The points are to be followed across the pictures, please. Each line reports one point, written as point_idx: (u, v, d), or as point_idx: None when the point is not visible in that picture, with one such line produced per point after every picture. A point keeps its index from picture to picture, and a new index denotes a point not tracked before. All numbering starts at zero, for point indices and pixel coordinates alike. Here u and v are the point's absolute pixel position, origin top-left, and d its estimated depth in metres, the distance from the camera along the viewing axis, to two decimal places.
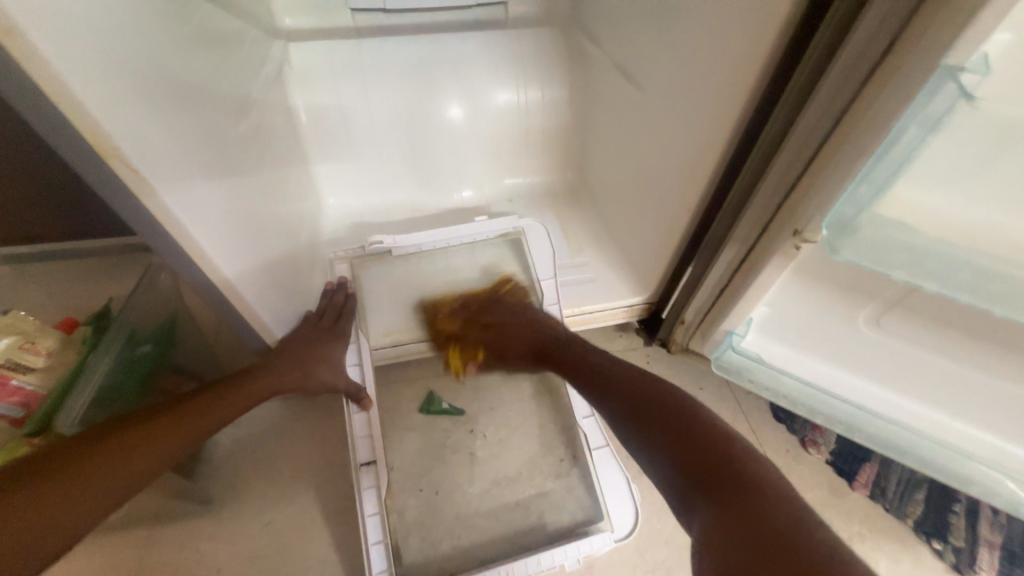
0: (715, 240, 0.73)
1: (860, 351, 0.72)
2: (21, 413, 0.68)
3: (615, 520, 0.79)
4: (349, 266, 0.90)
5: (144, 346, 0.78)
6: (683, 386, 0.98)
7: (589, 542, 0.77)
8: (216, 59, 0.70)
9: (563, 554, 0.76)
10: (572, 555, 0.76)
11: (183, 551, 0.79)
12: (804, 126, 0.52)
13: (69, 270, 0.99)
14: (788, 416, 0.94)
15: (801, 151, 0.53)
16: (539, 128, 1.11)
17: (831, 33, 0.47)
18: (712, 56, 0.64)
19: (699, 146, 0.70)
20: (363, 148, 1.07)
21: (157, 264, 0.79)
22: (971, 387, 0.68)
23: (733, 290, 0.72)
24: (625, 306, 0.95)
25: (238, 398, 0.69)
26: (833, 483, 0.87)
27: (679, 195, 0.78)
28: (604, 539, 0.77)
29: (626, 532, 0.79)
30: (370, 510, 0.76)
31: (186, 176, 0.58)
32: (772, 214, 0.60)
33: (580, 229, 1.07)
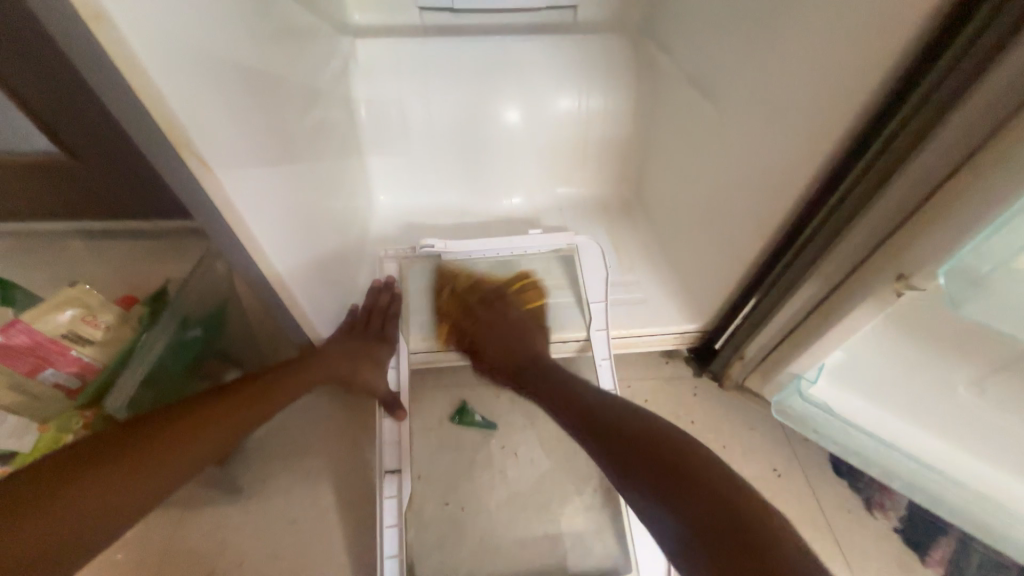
0: (791, 276, 0.67)
1: (954, 415, 0.63)
2: (76, 383, 0.72)
3: None
4: (396, 265, 0.89)
5: (193, 331, 0.78)
6: (733, 425, 0.90)
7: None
8: (287, 51, 0.70)
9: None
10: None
11: (209, 536, 0.80)
12: (918, 165, 0.46)
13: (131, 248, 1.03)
14: (851, 472, 0.85)
15: (913, 191, 0.47)
16: (599, 137, 1.07)
17: (970, 61, 0.40)
18: (812, 73, 0.57)
19: (783, 170, 0.64)
20: (417, 147, 1.06)
21: (214, 254, 0.79)
22: None
23: (808, 331, 0.65)
24: (677, 333, 0.89)
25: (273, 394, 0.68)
26: (901, 555, 0.78)
27: (752, 221, 0.71)
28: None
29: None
30: (388, 521, 0.72)
31: (247, 168, 0.57)
32: (867, 255, 0.54)
33: (633, 247, 1.01)
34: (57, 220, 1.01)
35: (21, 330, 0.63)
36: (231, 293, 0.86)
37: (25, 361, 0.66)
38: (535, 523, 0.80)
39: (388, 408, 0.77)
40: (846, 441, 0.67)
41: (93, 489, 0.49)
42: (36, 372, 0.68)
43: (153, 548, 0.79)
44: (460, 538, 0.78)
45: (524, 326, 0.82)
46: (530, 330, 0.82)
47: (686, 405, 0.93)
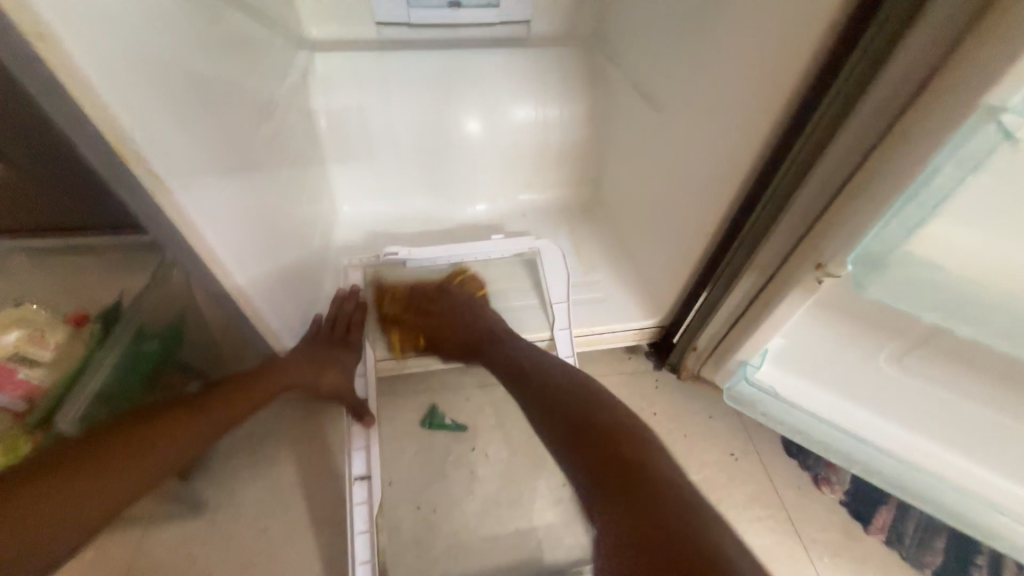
0: (733, 268, 0.72)
1: (881, 390, 0.70)
2: (24, 405, 0.69)
3: None
4: (361, 273, 0.90)
5: (150, 345, 0.77)
6: (692, 414, 0.95)
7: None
8: (241, 64, 0.71)
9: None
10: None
11: (171, 557, 0.78)
12: (829, 162, 0.51)
13: (77, 262, 0.98)
14: (800, 451, 0.91)
15: (826, 185, 0.52)
16: (557, 144, 1.11)
17: (861, 70, 0.46)
18: (738, 82, 0.63)
19: (719, 171, 0.69)
20: (379, 157, 1.08)
21: (169, 262, 0.76)
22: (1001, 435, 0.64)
23: (749, 319, 0.70)
24: (636, 328, 0.93)
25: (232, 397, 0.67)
26: (847, 526, 0.83)
27: (696, 220, 0.76)
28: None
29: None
30: (359, 528, 0.72)
31: (203, 179, 0.58)
32: (794, 245, 0.59)
33: (592, 248, 1.06)
34: (0, 237, 0.97)
35: None
36: (191, 305, 0.84)
37: None
38: (506, 520, 0.82)
39: (356, 413, 0.78)
40: (789, 420, 0.73)
41: (51, 499, 0.49)
42: None
43: (110, 574, 0.76)
44: (433, 540, 0.79)
45: (471, 302, 0.85)
46: (477, 305, 0.85)
47: (648, 397, 0.97)
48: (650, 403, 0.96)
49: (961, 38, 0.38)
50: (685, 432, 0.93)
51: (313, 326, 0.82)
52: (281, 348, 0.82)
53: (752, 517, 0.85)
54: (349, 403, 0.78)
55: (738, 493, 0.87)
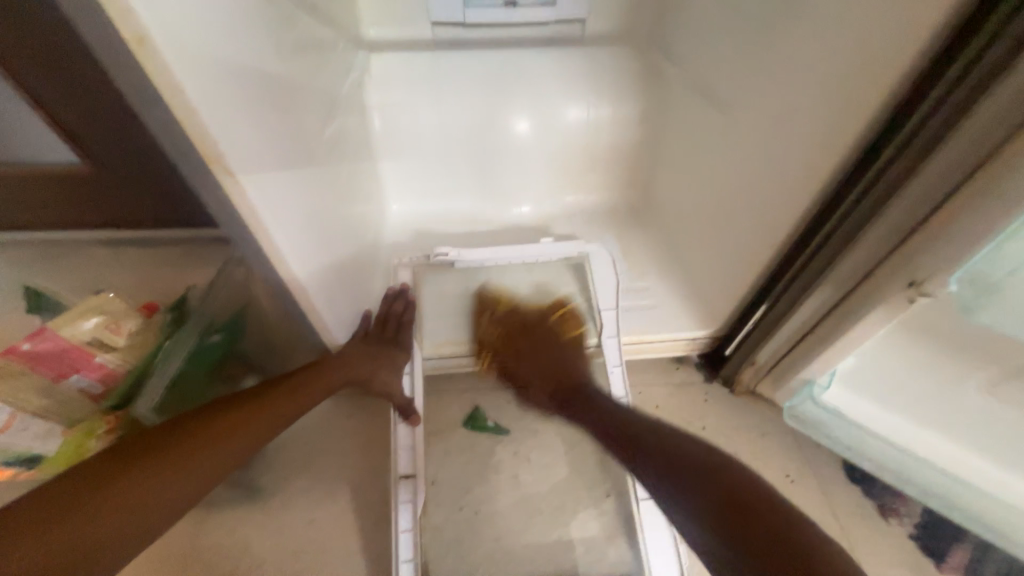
0: (801, 281, 0.67)
1: (973, 425, 0.63)
2: (101, 388, 0.73)
3: None
4: (411, 273, 0.91)
5: (214, 336, 0.81)
6: (744, 430, 0.91)
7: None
8: (308, 66, 0.72)
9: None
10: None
11: (227, 540, 0.81)
12: (926, 175, 0.47)
13: (151, 256, 1.05)
14: (864, 477, 0.85)
15: (922, 199, 0.48)
16: (608, 145, 1.08)
17: (973, 78, 0.42)
18: (821, 83, 0.59)
19: (792, 179, 0.65)
20: (429, 156, 1.08)
21: (234, 259, 0.82)
22: None
23: (819, 336, 0.66)
24: (688, 339, 0.90)
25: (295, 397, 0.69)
26: (916, 560, 0.78)
27: (761, 229, 0.72)
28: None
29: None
30: (404, 526, 0.73)
31: (269, 179, 0.59)
32: (879, 260, 0.55)
33: (642, 253, 1.03)
34: (79, 228, 1.03)
35: (50, 337, 0.65)
36: (249, 298, 0.88)
37: (54, 366, 0.68)
38: (549, 529, 0.81)
39: (402, 413, 0.78)
40: (855, 444, 0.69)
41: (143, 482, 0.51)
42: (63, 378, 0.70)
43: (172, 551, 0.80)
44: (475, 542, 0.79)
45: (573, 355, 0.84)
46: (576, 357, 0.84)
47: (697, 410, 0.93)
48: (699, 417, 0.92)
49: None
50: (736, 449, 0.89)
51: (364, 324, 0.84)
52: (334, 343, 0.84)
53: None
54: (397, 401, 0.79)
55: None
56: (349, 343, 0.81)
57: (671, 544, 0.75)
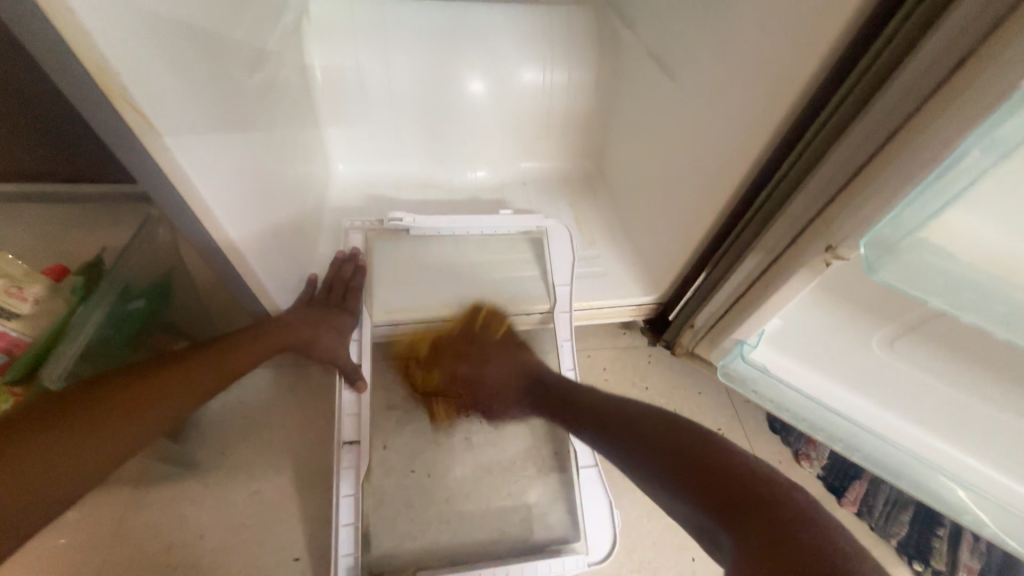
0: (738, 247, 0.71)
1: (871, 373, 0.72)
2: (3, 360, 0.66)
3: (589, 543, 0.79)
4: (361, 237, 0.88)
5: (135, 303, 0.74)
6: (683, 389, 0.97)
7: (561, 563, 0.77)
8: (233, 3, 0.65)
9: (534, 570, 0.76)
10: (542, 572, 0.76)
11: (162, 514, 0.77)
12: (850, 140, 0.50)
13: (56, 215, 0.94)
14: (784, 428, 0.94)
15: (843, 165, 0.51)
16: (563, 111, 1.07)
17: (891, 50, 0.45)
18: (761, 55, 0.61)
19: (731, 149, 0.68)
20: (376, 114, 1.02)
21: (155, 218, 0.74)
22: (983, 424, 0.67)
23: (750, 299, 0.71)
24: (634, 304, 0.93)
25: (235, 365, 0.66)
26: (822, 497, 0.88)
27: (702, 198, 0.76)
28: (576, 562, 0.78)
29: (600, 556, 0.79)
30: (345, 491, 0.74)
31: (199, 133, 0.55)
32: (804, 224, 0.58)
33: (593, 222, 1.05)
34: None
35: None
36: (178, 263, 0.81)
37: None
38: (499, 487, 0.84)
39: (348, 379, 0.77)
40: (780, 399, 0.73)
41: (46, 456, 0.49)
42: None
43: (100, 528, 0.76)
44: (426, 502, 0.81)
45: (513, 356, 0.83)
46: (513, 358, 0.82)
47: (641, 372, 0.98)
48: (643, 378, 0.98)
49: (993, 27, 0.37)
50: (675, 406, 0.95)
51: (308, 290, 0.81)
52: (275, 309, 0.80)
53: None
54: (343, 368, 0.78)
55: None
56: (292, 309, 0.78)
57: (606, 509, 0.82)
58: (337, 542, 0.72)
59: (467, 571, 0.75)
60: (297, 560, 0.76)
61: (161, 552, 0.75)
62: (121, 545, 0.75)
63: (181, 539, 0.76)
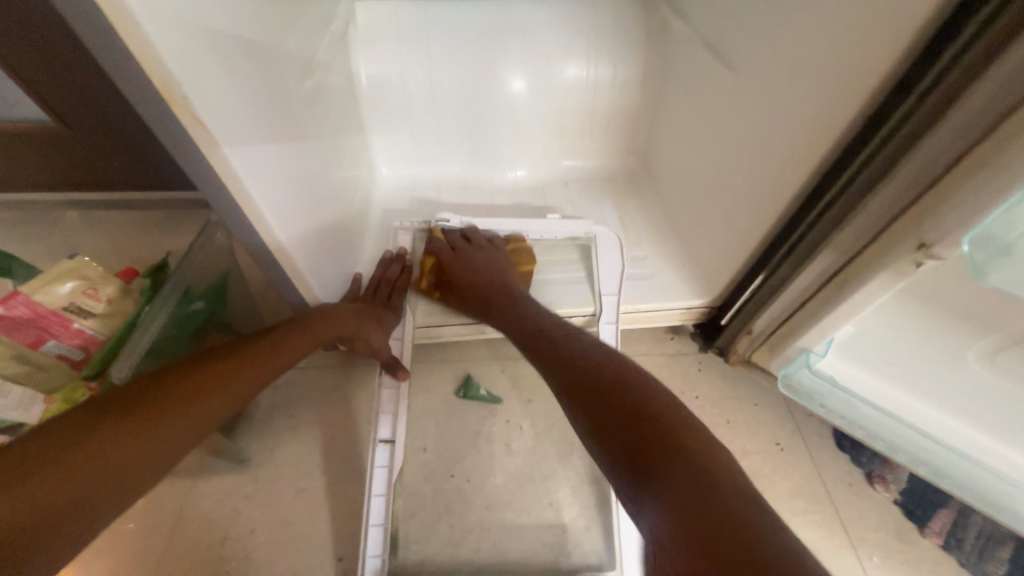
0: (805, 247, 0.65)
1: (961, 390, 0.64)
2: (80, 355, 0.72)
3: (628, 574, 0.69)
4: (411, 238, 0.89)
5: (196, 303, 0.77)
6: (737, 400, 0.91)
7: None
8: (284, 12, 0.67)
9: None
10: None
11: (217, 505, 0.81)
12: (945, 127, 0.43)
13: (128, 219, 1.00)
14: (853, 445, 0.86)
15: (939, 154, 0.45)
16: (606, 107, 1.03)
17: (1002, 21, 0.38)
18: (836, 35, 0.55)
19: (797, 141, 0.62)
20: (418, 117, 1.03)
21: (214, 223, 0.78)
22: None
23: (819, 303, 0.65)
24: (684, 308, 0.88)
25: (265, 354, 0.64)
26: (900, 525, 0.78)
27: (762, 196, 0.70)
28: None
29: None
30: (377, 491, 0.71)
31: (250, 138, 0.56)
32: (890, 221, 0.52)
33: (639, 221, 1.00)
34: (46, 188, 0.97)
35: (22, 302, 0.63)
36: (232, 265, 0.86)
37: (29, 333, 0.66)
38: (539, 495, 0.81)
39: (388, 369, 0.77)
40: (852, 415, 0.67)
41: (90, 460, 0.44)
42: (38, 344, 0.68)
43: (162, 516, 0.80)
44: (466, 507, 0.80)
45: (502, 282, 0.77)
46: (507, 280, 0.77)
47: (690, 380, 0.93)
48: (692, 386, 0.92)
49: None
50: (728, 418, 0.89)
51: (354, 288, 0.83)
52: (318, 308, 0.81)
53: (797, 510, 0.80)
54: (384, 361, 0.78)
55: (783, 483, 0.83)
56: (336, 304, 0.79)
57: None
58: (366, 542, 0.68)
59: None
60: (340, 558, 0.77)
61: (215, 543, 0.78)
62: (180, 534, 0.78)
63: (234, 530, 0.79)
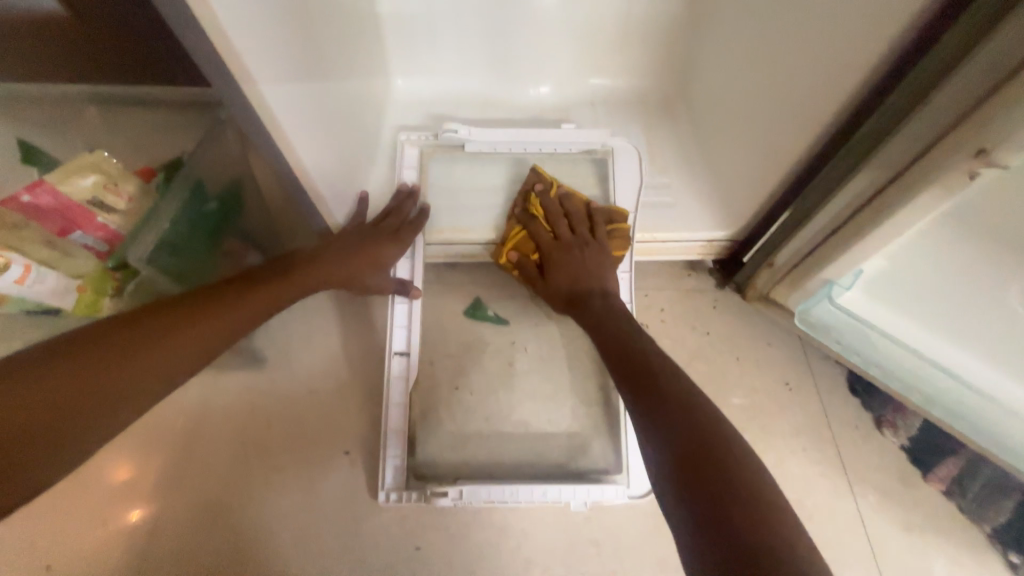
0: (840, 166, 0.59)
1: (994, 333, 0.60)
2: (106, 248, 0.75)
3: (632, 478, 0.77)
4: (417, 152, 0.85)
5: (210, 205, 0.79)
6: (749, 339, 0.88)
7: (602, 489, 0.75)
8: None
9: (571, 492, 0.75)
10: (579, 495, 0.75)
11: (237, 399, 0.86)
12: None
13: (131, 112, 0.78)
14: (867, 390, 0.83)
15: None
16: (644, 16, 0.93)
17: None
18: None
19: (856, 39, 0.54)
20: (438, 23, 0.96)
21: (223, 120, 0.71)
22: None
23: (852, 230, 0.60)
24: (704, 241, 0.84)
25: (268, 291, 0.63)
26: (902, 470, 0.77)
27: (805, 109, 0.63)
28: (616, 491, 0.75)
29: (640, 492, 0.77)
30: (395, 400, 0.79)
31: (254, 16, 0.52)
32: (956, 119, 0.45)
33: (666, 147, 0.93)
34: None
35: (47, 192, 0.64)
36: (247, 171, 0.83)
37: (55, 221, 0.68)
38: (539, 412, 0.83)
39: (401, 291, 0.80)
40: (869, 350, 0.66)
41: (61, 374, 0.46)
42: (65, 234, 0.70)
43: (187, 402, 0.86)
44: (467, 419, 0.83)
45: (599, 263, 0.75)
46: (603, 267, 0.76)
47: (703, 316, 0.90)
48: (704, 322, 0.90)
49: None
50: (738, 355, 0.87)
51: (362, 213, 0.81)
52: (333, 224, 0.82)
53: (797, 447, 0.80)
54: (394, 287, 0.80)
55: (786, 422, 0.82)
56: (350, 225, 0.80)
57: None
58: (386, 444, 0.78)
59: (505, 483, 0.76)
60: (348, 453, 0.82)
61: (236, 430, 0.84)
62: (203, 420, 0.84)
63: (252, 422, 0.84)
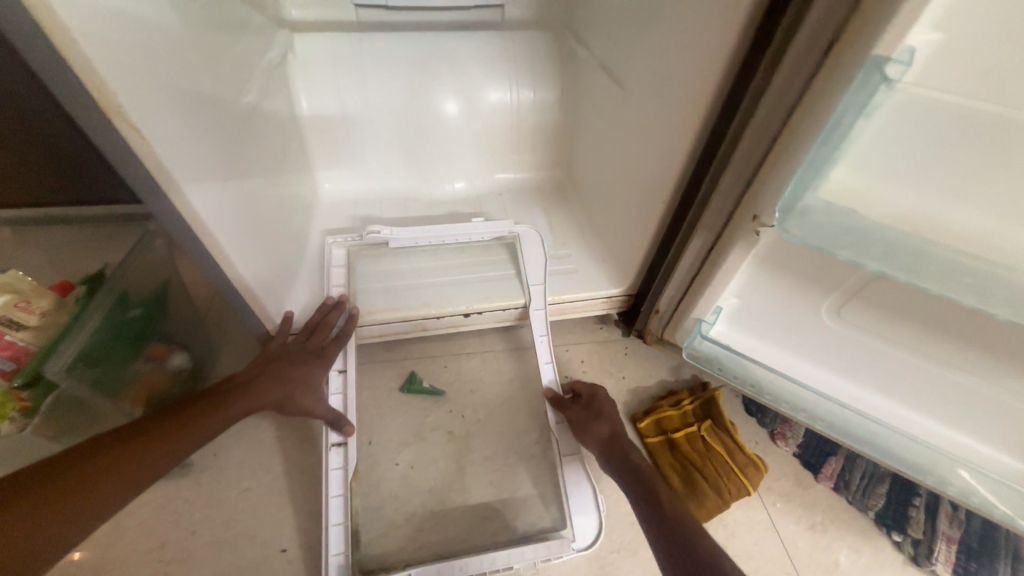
0: (686, 228, 0.77)
1: (823, 347, 0.77)
2: (11, 366, 0.69)
3: (576, 528, 0.77)
4: (344, 252, 0.94)
5: (133, 311, 0.80)
6: (658, 377, 1.01)
7: (548, 547, 0.75)
8: (223, 39, 0.74)
9: (519, 557, 0.74)
10: (527, 558, 0.74)
11: (156, 512, 0.80)
12: (770, 102, 0.56)
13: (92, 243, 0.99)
14: (759, 410, 0.97)
15: (771, 122, 0.57)
16: (530, 125, 1.16)
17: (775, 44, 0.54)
18: (686, 56, 0.68)
19: (671, 141, 0.75)
20: (358, 138, 1.12)
21: (154, 233, 0.83)
22: (943, 388, 0.70)
23: (704, 276, 0.76)
24: (605, 298, 0.98)
25: (209, 422, 0.67)
26: (798, 474, 0.89)
27: (652, 191, 0.82)
28: (562, 546, 0.75)
29: (586, 543, 0.76)
30: (334, 491, 0.75)
31: (192, 150, 0.61)
32: (744, 188, 0.64)
33: (565, 224, 1.11)
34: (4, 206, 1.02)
35: None
36: (172, 276, 0.89)
37: None
38: (482, 475, 0.86)
39: (334, 425, 0.78)
40: (744, 373, 0.80)
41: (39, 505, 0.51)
42: None
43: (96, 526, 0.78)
44: (410, 493, 0.84)
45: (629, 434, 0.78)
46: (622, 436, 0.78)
47: (617, 363, 1.02)
48: (619, 367, 1.01)
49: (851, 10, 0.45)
50: (650, 393, 0.98)
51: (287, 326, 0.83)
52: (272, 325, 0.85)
53: None
54: (326, 417, 0.78)
55: None
56: (280, 334, 0.82)
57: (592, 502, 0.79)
58: (327, 542, 0.72)
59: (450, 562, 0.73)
60: (285, 550, 0.78)
61: (154, 549, 0.77)
62: (114, 544, 0.77)
63: (173, 535, 0.79)
